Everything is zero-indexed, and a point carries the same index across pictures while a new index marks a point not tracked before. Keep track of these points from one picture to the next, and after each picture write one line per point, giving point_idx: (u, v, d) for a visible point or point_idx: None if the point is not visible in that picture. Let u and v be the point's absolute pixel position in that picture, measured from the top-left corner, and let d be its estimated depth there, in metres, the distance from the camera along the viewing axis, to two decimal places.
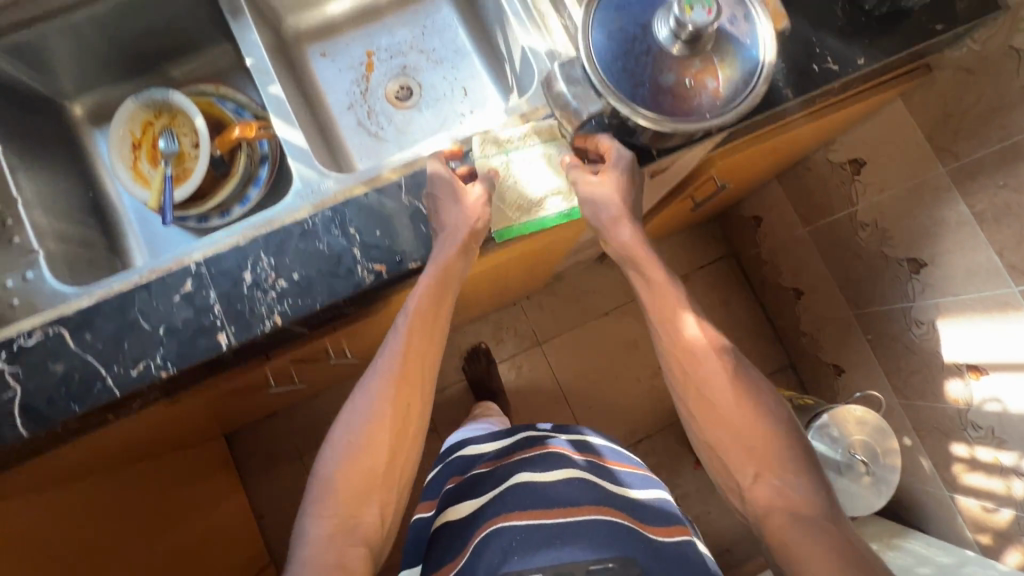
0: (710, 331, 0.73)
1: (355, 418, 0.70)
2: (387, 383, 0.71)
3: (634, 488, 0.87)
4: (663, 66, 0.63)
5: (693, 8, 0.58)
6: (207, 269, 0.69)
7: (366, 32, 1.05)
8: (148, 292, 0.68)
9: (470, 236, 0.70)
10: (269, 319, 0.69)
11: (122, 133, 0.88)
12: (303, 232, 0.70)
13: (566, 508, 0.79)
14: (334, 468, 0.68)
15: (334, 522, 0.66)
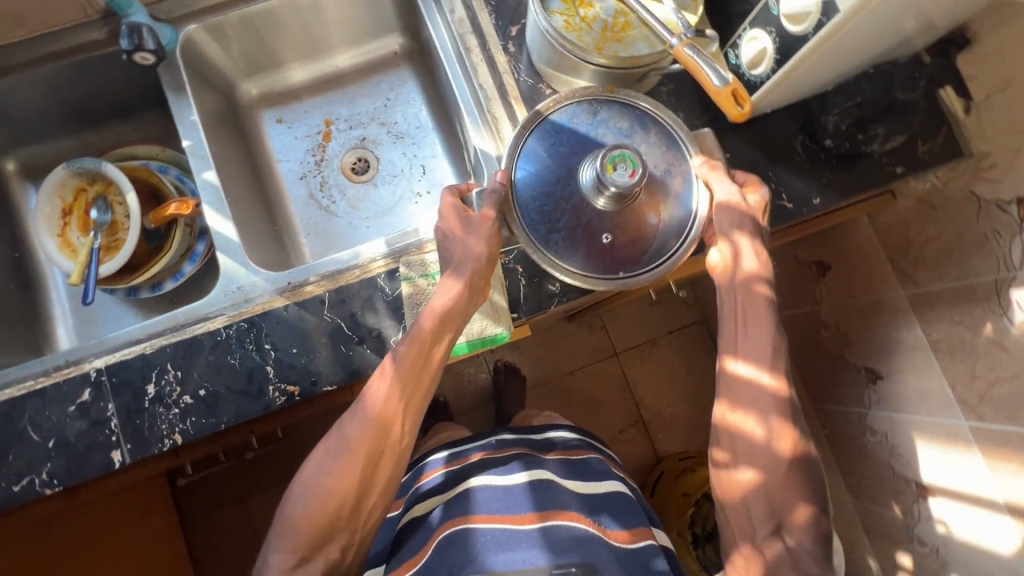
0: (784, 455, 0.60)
1: (330, 459, 0.62)
2: (366, 429, 0.62)
3: (597, 483, 0.82)
4: (585, 214, 0.64)
5: (616, 168, 0.59)
6: (108, 378, 0.66)
7: (326, 100, 1.01)
8: (41, 400, 0.65)
9: (473, 275, 0.65)
10: (169, 438, 0.65)
11: (54, 201, 0.85)
12: (215, 344, 0.67)
13: (528, 513, 0.73)
14: (296, 505, 0.61)
15: (292, 559, 0.59)
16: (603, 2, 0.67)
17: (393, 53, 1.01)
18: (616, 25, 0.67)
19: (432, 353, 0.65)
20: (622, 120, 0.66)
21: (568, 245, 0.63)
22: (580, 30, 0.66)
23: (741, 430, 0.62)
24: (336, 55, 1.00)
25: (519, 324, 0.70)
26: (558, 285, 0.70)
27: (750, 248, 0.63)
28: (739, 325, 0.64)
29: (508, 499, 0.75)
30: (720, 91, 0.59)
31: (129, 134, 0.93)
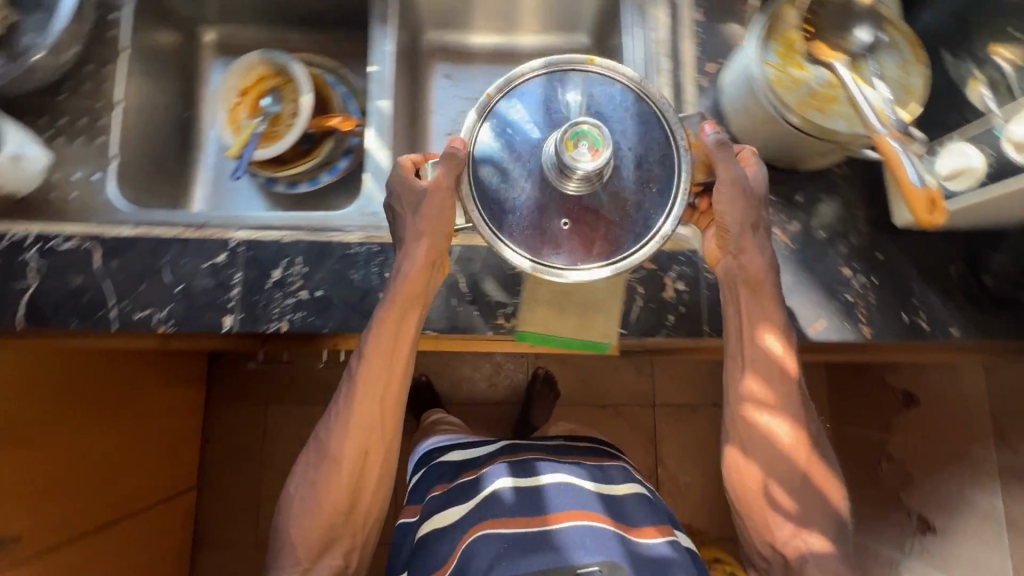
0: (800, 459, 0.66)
1: (320, 468, 0.69)
2: (346, 437, 0.68)
3: (614, 484, 0.89)
4: (546, 192, 0.58)
5: (578, 145, 0.54)
6: (244, 250, 0.70)
7: (495, 71, 1.04)
8: (183, 248, 0.70)
9: (423, 284, 0.65)
10: (277, 322, 0.69)
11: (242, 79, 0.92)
12: (344, 256, 0.70)
13: (546, 513, 0.81)
14: (294, 519, 0.69)
15: (300, 566, 0.69)
16: (816, 70, 0.67)
17: (572, 49, 1.04)
18: (823, 95, 0.66)
19: (396, 355, 0.67)
20: (618, 97, 0.60)
21: (521, 225, 0.57)
22: (787, 88, 0.66)
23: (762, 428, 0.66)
24: (520, 34, 1.04)
25: (623, 341, 0.71)
26: (673, 320, 0.71)
27: (771, 314, 0.65)
28: (775, 397, 0.65)
29: (529, 501, 0.82)
30: (917, 193, 0.58)
31: (316, 43, 1.00)
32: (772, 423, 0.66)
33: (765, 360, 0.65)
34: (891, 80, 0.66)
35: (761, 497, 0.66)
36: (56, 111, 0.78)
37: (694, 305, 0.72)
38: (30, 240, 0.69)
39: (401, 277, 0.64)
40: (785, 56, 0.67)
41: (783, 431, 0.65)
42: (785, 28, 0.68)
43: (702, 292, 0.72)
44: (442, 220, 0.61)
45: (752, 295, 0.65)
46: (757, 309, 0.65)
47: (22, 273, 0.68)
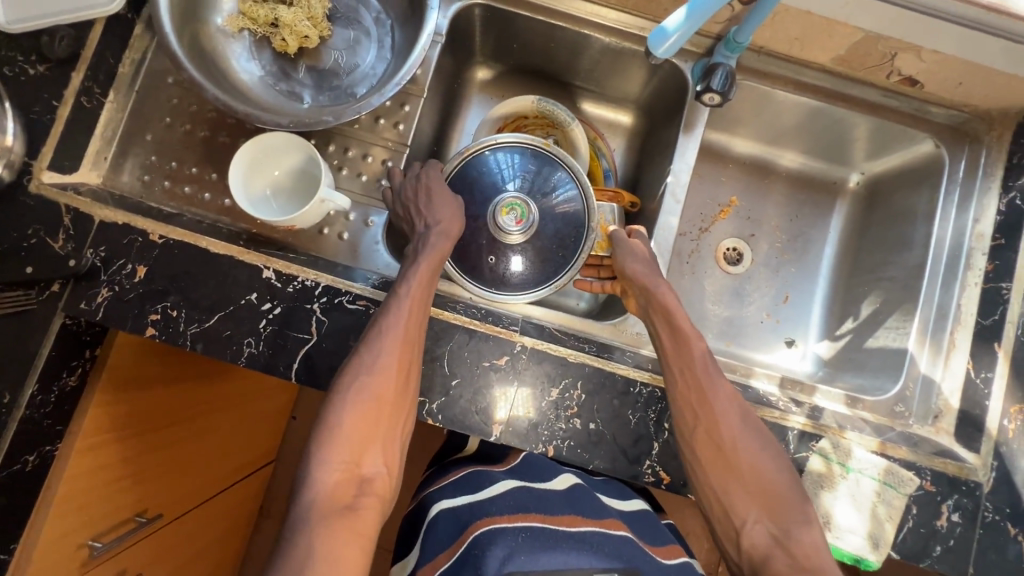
0: (758, 506, 0.60)
1: (357, 376, 0.59)
2: (391, 334, 0.60)
3: (625, 501, 0.73)
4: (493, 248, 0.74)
5: (509, 212, 0.73)
6: (526, 357, 0.67)
7: (746, 182, 0.98)
8: (467, 339, 0.67)
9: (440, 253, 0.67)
10: (543, 445, 0.66)
11: (538, 133, 0.85)
12: (625, 392, 0.67)
13: (566, 515, 0.63)
14: (341, 418, 0.58)
15: (341, 470, 0.56)
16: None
17: (837, 182, 0.96)
18: None
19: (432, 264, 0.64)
20: (556, 178, 0.76)
21: (473, 257, 0.74)
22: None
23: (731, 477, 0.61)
24: (785, 152, 0.96)
25: (888, 562, 0.66)
26: (939, 551, 0.67)
27: (702, 363, 0.65)
28: (730, 439, 0.62)
29: (541, 504, 0.64)
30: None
31: (591, 108, 0.93)
32: (738, 463, 0.61)
33: (702, 403, 0.63)
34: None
35: (744, 529, 0.60)
36: (347, 141, 0.75)
37: (964, 541, 0.67)
38: (319, 290, 0.66)
39: (440, 237, 0.66)
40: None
41: (751, 468, 0.61)
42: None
43: (975, 530, 0.67)
44: (456, 216, 0.69)
45: (672, 338, 0.67)
46: (681, 358, 0.65)
47: (305, 323, 0.65)
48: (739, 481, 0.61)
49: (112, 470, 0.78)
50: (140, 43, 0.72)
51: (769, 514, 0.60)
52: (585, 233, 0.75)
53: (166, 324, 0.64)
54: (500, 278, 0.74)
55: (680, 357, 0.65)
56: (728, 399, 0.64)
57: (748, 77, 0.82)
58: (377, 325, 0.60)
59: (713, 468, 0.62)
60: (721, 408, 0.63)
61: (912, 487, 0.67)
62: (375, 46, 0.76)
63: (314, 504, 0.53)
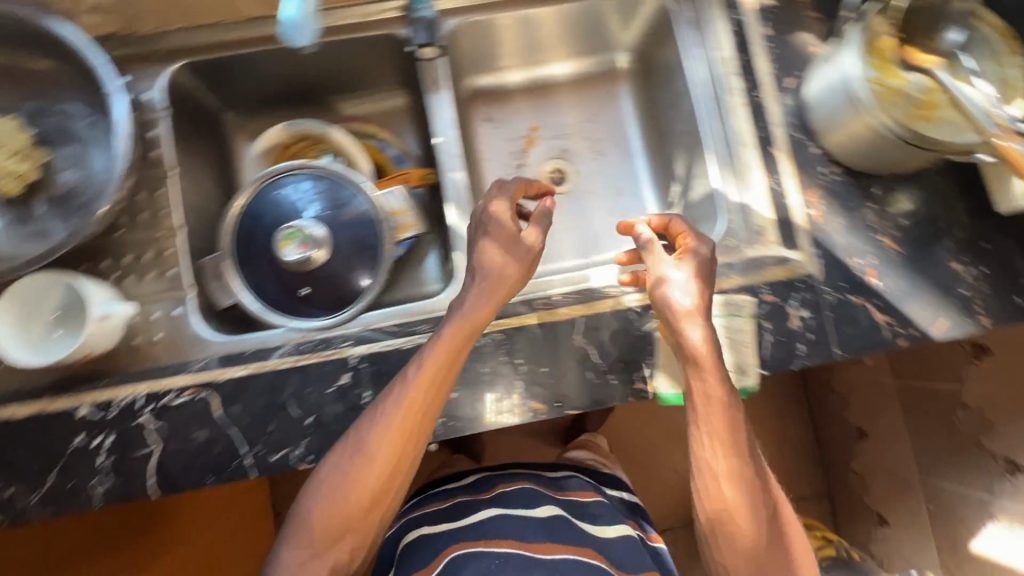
0: (749, 531, 0.62)
1: (342, 464, 0.61)
2: (383, 429, 0.61)
3: (612, 526, 0.81)
4: (300, 280, 0.74)
5: (289, 244, 0.72)
6: (367, 366, 0.67)
7: (536, 106, 1.01)
8: (302, 378, 0.66)
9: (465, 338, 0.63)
10: None
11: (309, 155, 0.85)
12: (470, 350, 0.68)
13: (542, 540, 0.75)
14: (314, 506, 0.62)
15: (304, 555, 0.61)
16: (911, 76, 0.67)
17: (611, 68, 0.99)
18: (923, 103, 0.66)
19: (450, 363, 0.62)
20: (337, 194, 0.76)
21: (287, 297, 0.75)
22: (881, 100, 0.66)
23: (732, 496, 0.62)
24: (552, 63, 1.00)
25: (765, 381, 0.69)
26: (805, 348, 0.71)
27: (717, 392, 0.62)
28: (733, 468, 0.62)
29: (520, 529, 0.76)
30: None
31: (354, 108, 0.92)
32: (739, 491, 0.62)
33: (723, 440, 0.62)
34: (987, 74, 0.66)
35: (732, 546, 0.63)
36: (117, 250, 0.73)
37: (821, 328, 0.71)
38: (141, 402, 0.65)
39: (477, 306, 0.63)
40: (879, 65, 0.67)
41: (747, 490, 0.63)
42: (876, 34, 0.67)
43: (826, 315, 0.72)
44: (509, 273, 0.65)
45: (694, 366, 0.62)
46: (699, 376, 0.63)
47: (141, 438, 0.64)
48: (741, 520, 0.62)
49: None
50: None
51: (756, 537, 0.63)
52: (379, 227, 0.76)
53: (8, 506, 0.62)
54: (320, 305, 0.74)
55: (701, 376, 0.63)
56: (737, 417, 0.63)
57: None
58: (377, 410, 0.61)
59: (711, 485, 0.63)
60: (734, 434, 0.62)
61: (752, 307, 0.71)
62: (99, 149, 0.73)
63: None
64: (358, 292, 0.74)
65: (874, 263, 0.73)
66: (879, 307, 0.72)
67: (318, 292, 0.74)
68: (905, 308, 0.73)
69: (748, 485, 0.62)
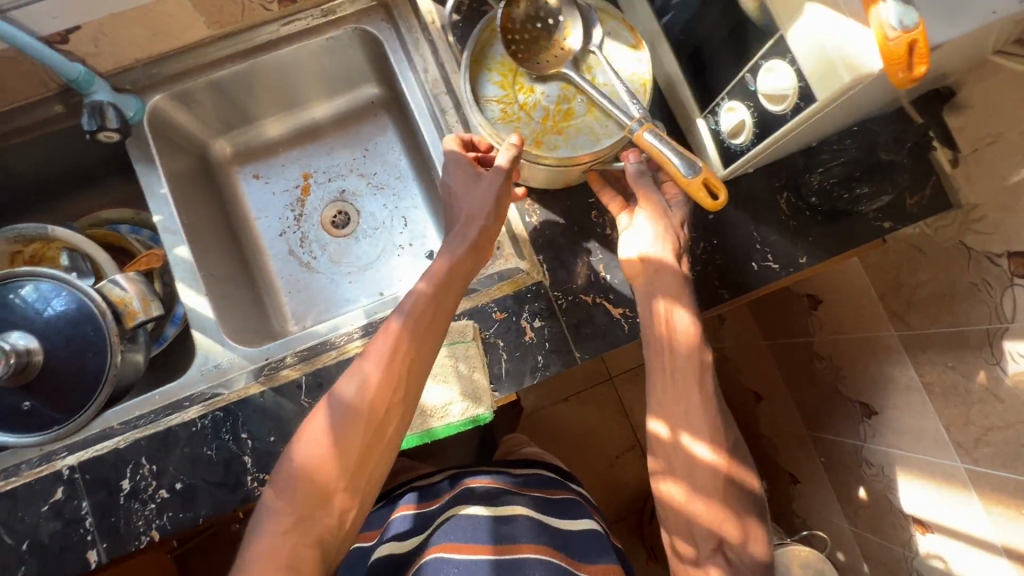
0: (710, 488, 0.60)
1: (324, 420, 0.57)
2: (376, 373, 0.58)
3: (575, 519, 0.80)
4: (22, 393, 0.71)
5: None
6: (82, 476, 0.64)
7: (303, 154, 0.98)
8: (14, 501, 0.63)
9: (446, 277, 0.63)
10: (145, 534, 0.63)
11: (43, 255, 0.81)
12: (190, 436, 0.66)
13: (507, 541, 0.72)
14: (296, 467, 0.56)
15: (289, 518, 0.53)
16: (545, 87, 0.70)
17: (369, 101, 0.97)
18: (559, 111, 0.69)
19: (439, 307, 0.61)
20: (52, 301, 0.73)
21: (10, 414, 0.71)
22: (513, 122, 0.69)
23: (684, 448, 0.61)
24: (313, 107, 0.97)
25: (500, 402, 0.68)
26: (543, 357, 0.69)
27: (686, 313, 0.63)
28: (684, 403, 0.62)
29: (480, 530, 0.73)
30: (688, 182, 0.58)
31: (94, 198, 0.88)
32: (692, 424, 0.61)
33: (673, 370, 0.63)
34: (621, 70, 0.69)
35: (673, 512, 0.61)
36: None
37: (558, 335, 0.69)
38: None
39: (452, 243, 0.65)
40: (508, 85, 0.71)
41: (706, 430, 0.61)
42: (498, 54, 0.72)
43: (560, 320, 0.70)
44: (471, 214, 0.66)
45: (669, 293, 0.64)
46: (652, 310, 0.64)
47: None
48: (708, 442, 0.60)
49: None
50: None
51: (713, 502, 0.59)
52: (102, 323, 0.73)
53: None
54: (55, 413, 0.71)
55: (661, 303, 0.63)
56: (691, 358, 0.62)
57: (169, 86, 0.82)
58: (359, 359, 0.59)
59: (674, 407, 0.62)
60: (684, 369, 0.62)
61: (478, 329, 0.69)
62: None
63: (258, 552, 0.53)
64: (86, 391, 0.71)
65: (602, 257, 0.72)
66: (613, 302, 0.70)
67: (41, 401, 0.71)
68: None
69: (702, 425, 0.61)
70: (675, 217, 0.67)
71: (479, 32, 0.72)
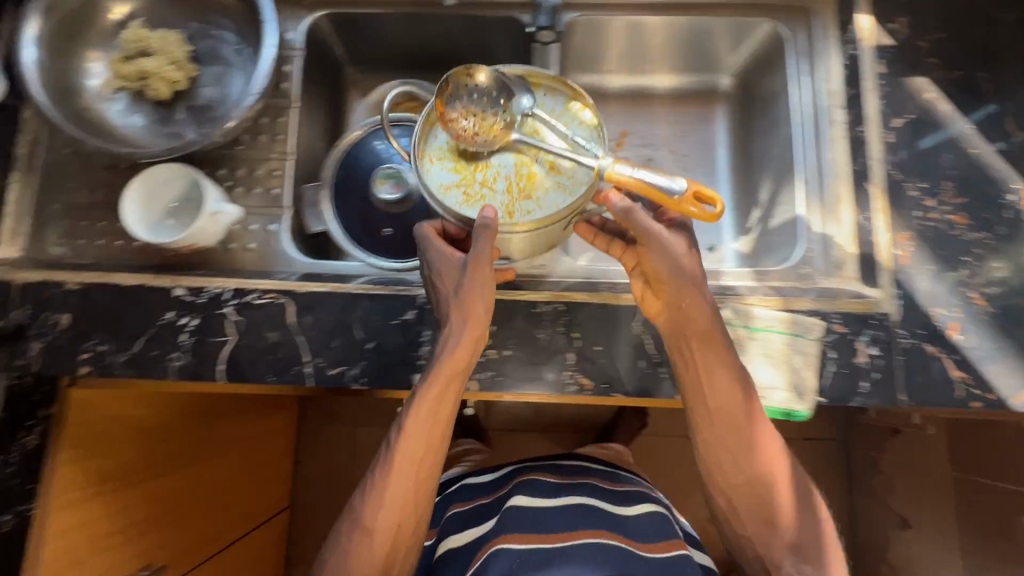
0: (781, 510, 0.67)
1: (356, 520, 0.67)
2: (386, 509, 0.66)
3: (631, 505, 0.90)
4: (381, 215, 0.83)
5: (384, 181, 0.83)
6: (432, 308, 0.71)
7: (628, 113, 1.02)
8: (372, 305, 0.71)
9: (451, 386, 0.65)
10: (466, 382, 0.69)
11: (416, 114, 0.92)
12: (530, 314, 0.70)
13: (563, 530, 0.82)
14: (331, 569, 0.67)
15: None
16: (500, 159, 0.66)
17: (711, 90, 1.00)
18: (520, 179, 0.65)
19: (435, 418, 0.65)
20: None
21: (368, 230, 0.83)
22: (480, 203, 0.64)
23: (750, 480, 0.67)
24: (656, 76, 1.01)
25: (818, 409, 0.68)
26: (868, 386, 0.68)
27: (726, 381, 0.65)
28: (741, 462, 0.67)
29: (535, 522, 0.82)
30: (678, 202, 0.60)
31: None
32: (754, 477, 0.67)
33: (726, 444, 0.67)
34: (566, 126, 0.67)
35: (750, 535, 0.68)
36: (234, 163, 0.80)
37: (888, 371, 0.69)
38: (228, 294, 0.70)
39: (454, 343, 0.64)
40: (464, 168, 0.66)
41: (770, 472, 0.67)
42: (444, 144, 0.67)
43: (896, 358, 0.69)
44: (482, 303, 0.63)
45: (731, 383, 0.65)
46: (696, 398, 0.66)
47: (221, 327, 0.69)
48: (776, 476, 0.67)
49: (99, 532, 0.83)
50: (29, 126, 0.78)
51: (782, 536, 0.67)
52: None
53: (98, 359, 0.68)
54: (403, 244, 0.82)
55: (714, 383, 0.65)
56: (735, 414, 0.66)
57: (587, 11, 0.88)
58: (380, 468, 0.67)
59: (729, 471, 0.67)
60: (730, 416, 0.66)
61: (821, 332, 0.69)
62: (238, 74, 0.82)
63: None
64: None
65: (958, 317, 0.70)
66: (955, 363, 0.69)
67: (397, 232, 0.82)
68: (984, 368, 0.69)
69: (762, 461, 0.67)
70: (677, 241, 0.64)
71: (420, 127, 0.67)
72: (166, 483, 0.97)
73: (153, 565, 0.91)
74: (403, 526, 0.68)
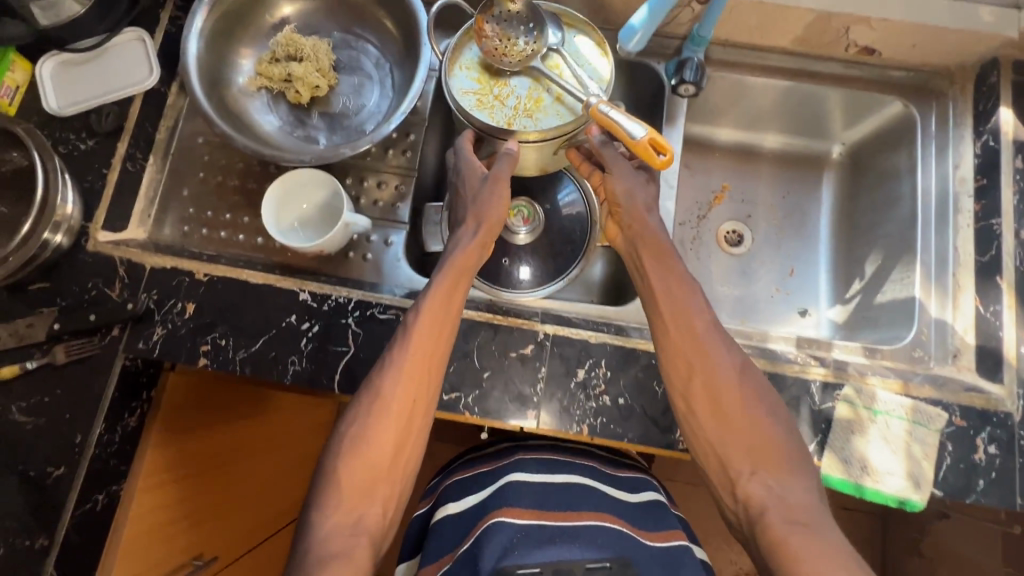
0: (766, 432, 0.60)
1: (363, 409, 0.60)
2: (401, 379, 0.60)
3: (632, 493, 0.75)
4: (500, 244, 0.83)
5: (514, 214, 0.83)
6: (551, 345, 0.71)
7: (734, 167, 1.02)
8: (493, 334, 0.71)
9: (462, 273, 0.66)
10: (578, 425, 0.68)
11: None
12: (648, 365, 0.70)
13: (562, 510, 0.66)
14: (337, 461, 0.58)
15: (337, 514, 0.56)
16: (517, 80, 0.70)
17: (820, 155, 1.00)
18: (529, 100, 0.70)
19: (452, 301, 0.65)
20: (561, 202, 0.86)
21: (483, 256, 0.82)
22: (490, 110, 0.70)
23: (746, 404, 0.61)
24: (767, 134, 1.01)
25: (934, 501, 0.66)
26: (984, 483, 0.67)
27: (694, 301, 0.65)
28: (727, 381, 0.62)
29: (536, 497, 0.67)
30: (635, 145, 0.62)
31: None
32: (739, 409, 0.61)
33: (701, 361, 0.63)
34: (585, 64, 0.71)
35: (740, 461, 0.59)
36: (362, 173, 0.82)
37: (1007, 472, 0.67)
38: (352, 305, 0.71)
39: (465, 238, 0.69)
40: (485, 81, 0.71)
41: (754, 396, 0.62)
42: (474, 57, 0.72)
43: (1016, 460, 0.67)
44: (498, 208, 0.70)
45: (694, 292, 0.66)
46: (659, 307, 0.66)
47: (342, 337, 0.70)
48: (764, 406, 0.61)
49: (159, 520, 0.80)
50: (173, 111, 0.80)
51: (767, 465, 0.58)
52: (589, 228, 0.84)
53: (217, 353, 0.69)
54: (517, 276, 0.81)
55: (671, 289, 0.67)
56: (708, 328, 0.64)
57: (719, 68, 0.89)
58: (386, 357, 0.62)
59: (712, 393, 0.62)
60: (700, 330, 0.64)
61: (942, 423, 0.68)
62: (375, 87, 0.84)
63: (315, 548, 0.54)
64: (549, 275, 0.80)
65: None
66: None
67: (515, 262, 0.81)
68: None
69: (737, 378, 0.62)
70: (642, 177, 0.73)
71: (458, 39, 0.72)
72: (219, 465, 0.91)
73: (204, 556, 0.86)
74: (413, 419, 0.61)
